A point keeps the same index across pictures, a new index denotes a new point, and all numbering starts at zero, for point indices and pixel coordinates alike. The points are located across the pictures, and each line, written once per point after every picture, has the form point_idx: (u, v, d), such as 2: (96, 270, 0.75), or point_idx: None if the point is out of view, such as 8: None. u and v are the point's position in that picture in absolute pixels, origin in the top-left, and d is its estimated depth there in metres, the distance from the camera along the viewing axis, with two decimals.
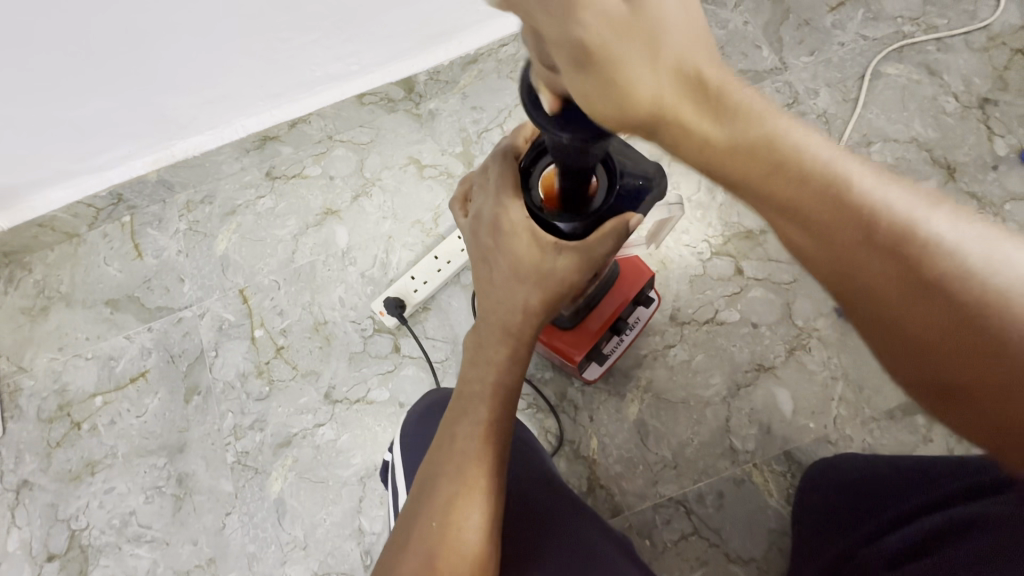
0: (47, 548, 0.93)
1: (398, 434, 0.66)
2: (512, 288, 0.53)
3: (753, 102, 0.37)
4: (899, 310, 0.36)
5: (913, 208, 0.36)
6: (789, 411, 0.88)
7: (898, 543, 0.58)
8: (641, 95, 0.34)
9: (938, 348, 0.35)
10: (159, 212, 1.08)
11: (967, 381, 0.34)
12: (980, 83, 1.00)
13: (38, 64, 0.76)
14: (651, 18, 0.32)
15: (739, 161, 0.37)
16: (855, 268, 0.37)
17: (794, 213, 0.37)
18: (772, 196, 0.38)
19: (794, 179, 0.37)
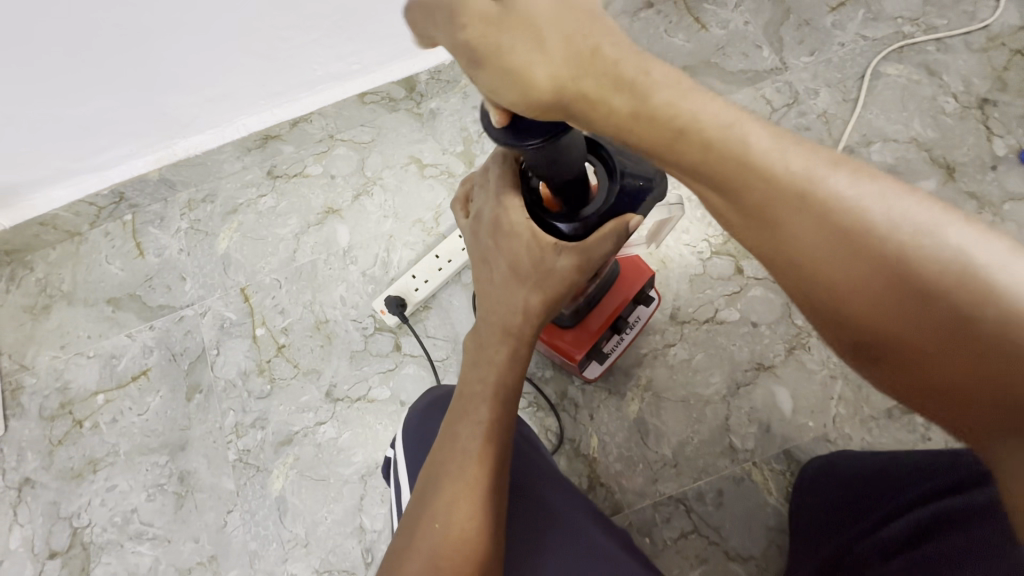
0: (49, 546, 0.94)
1: (399, 433, 0.66)
2: (512, 288, 0.54)
3: (652, 73, 0.41)
4: (816, 265, 0.39)
5: (807, 166, 0.39)
6: (788, 410, 0.89)
7: (893, 535, 0.58)
8: (535, 78, 0.40)
9: (857, 297, 0.39)
10: (160, 211, 1.08)
11: (894, 322, 0.38)
12: (979, 84, 1.01)
13: (40, 61, 0.76)
14: (529, 20, 0.40)
15: (649, 128, 0.41)
16: (772, 228, 0.40)
17: (708, 177, 0.41)
18: (686, 161, 0.41)
19: (732, 167, 0.40)
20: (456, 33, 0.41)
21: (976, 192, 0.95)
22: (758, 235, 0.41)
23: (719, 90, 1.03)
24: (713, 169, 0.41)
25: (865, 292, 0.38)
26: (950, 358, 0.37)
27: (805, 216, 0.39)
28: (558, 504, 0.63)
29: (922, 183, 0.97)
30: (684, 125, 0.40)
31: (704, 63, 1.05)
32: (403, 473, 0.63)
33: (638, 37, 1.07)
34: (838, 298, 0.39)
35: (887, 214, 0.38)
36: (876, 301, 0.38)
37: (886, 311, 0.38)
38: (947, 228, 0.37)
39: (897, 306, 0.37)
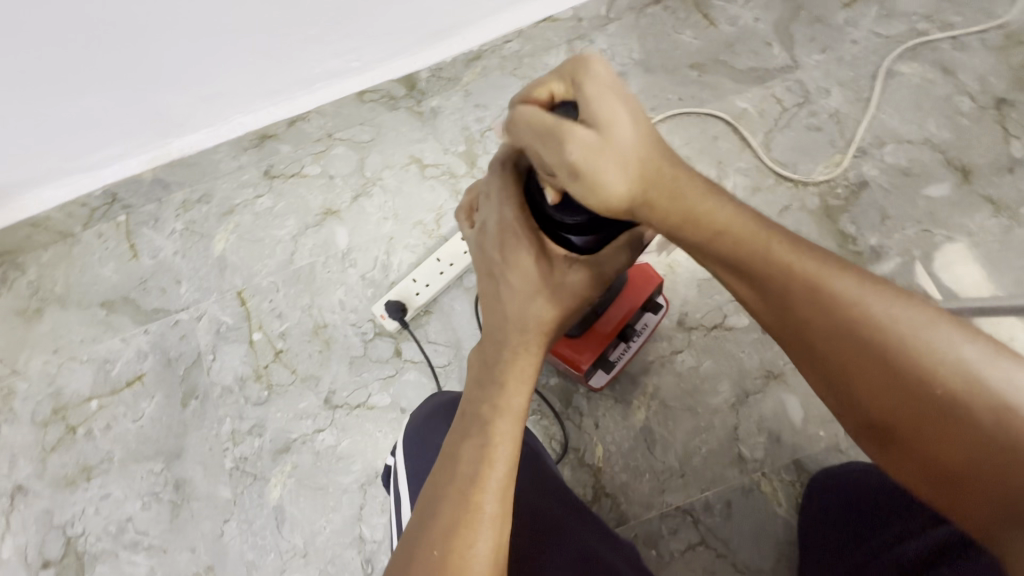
0: (42, 555, 0.92)
1: (402, 442, 0.64)
2: (521, 304, 0.52)
3: (689, 184, 0.46)
4: (834, 360, 0.42)
5: (825, 271, 0.43)
6: (799, 419, 0.87)
7: (916, 550, 0.55)
8: (619, 194, 0.45)
9: (871, 395, 0.41)
10: (155, 211, 1.05)
11: (901, 425, 0.40)
12: (996, 83, 0.98)
13: (27, 61, 0.73)
14: (616, 140, 0.44)
15: (687, 229, 0.46)
16: (793, 322, 0.44)
17: (735, 270, 0.46)
18: (715, 256, 0.46)
19: (745, 258, 0.45)
20: (560, 153, 0.45)
21: (992, 195, 0.93)
22: (774, 318, 0.45)
23: (728, 89, 1.01)
24: (730, 257, 0.45)
25: (874, 385, 0.40)
26: (960, 455, 0.38)
27: (817, 307, 0.42)
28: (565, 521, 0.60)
29: (936, 185, 0.94)
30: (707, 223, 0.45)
31: (713, 61, 1.02)
32: (404, 486, 0.61)
33: (645, 34, 1.04)
34: (849, 383, 0.42)
35: (894, 314, 0.40)
36: (888, 395, 0.40)
37: (893, 404, 0.40)
38: (951, 331, 0.39)
39: (904, 403, 0.39)
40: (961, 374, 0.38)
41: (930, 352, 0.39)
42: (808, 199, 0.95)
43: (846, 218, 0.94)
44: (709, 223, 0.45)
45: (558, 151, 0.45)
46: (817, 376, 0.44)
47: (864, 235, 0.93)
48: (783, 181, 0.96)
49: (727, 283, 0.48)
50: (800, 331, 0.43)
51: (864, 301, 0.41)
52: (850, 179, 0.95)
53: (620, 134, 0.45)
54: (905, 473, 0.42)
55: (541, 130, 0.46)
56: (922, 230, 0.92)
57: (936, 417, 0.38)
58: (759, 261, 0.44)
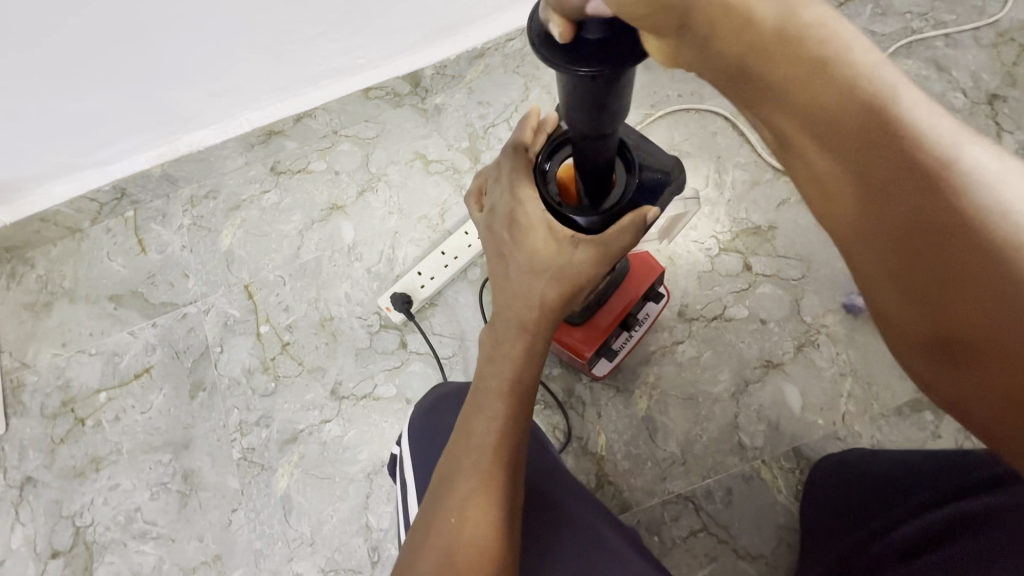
0: (51, 545, 0.93)
1: (408, 426, 0.65)
2: (528, 283, 0.53)
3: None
4: (920, 243, 0.34)
5: (940, 136, 0.34)
6: (798, 408, 0.88)
7: (906, 538, 0.57)
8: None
9: (948, 293, 0.34)
10: (162, 207, 1.07)
11: (973, 336, 0.33)
12: (988, 79, 1.00)
13: (37, 55, 0.75)
14: None
15: (783, 56, 0.33)
16: (885, 192, 0.34)
17: (832, 124, 0.34)
18: (808, 101, 0.34)
19: (845, 112, 0.34)
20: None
21: None
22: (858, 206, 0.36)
23: None
24: (818, 119, 0.34)
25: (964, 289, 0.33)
26: None
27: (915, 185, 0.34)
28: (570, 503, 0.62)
29: None
30: (816, 51, 0.33)
31: None
32: (409, 471, 0.62)
33: None
34: (934, 277, 0.34)
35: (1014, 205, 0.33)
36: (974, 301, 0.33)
37: (968, 309, 0.33)
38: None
39: (994, 314, 0.32)
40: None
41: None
42: None
43: None
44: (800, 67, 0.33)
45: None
46: (886, 265, 0.36)
47: None
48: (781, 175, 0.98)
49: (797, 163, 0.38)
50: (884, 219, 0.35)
51: (979, 184, 0.33)
52: None
53: None
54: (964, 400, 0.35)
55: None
56: None
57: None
58: (863, 127, 0.34)
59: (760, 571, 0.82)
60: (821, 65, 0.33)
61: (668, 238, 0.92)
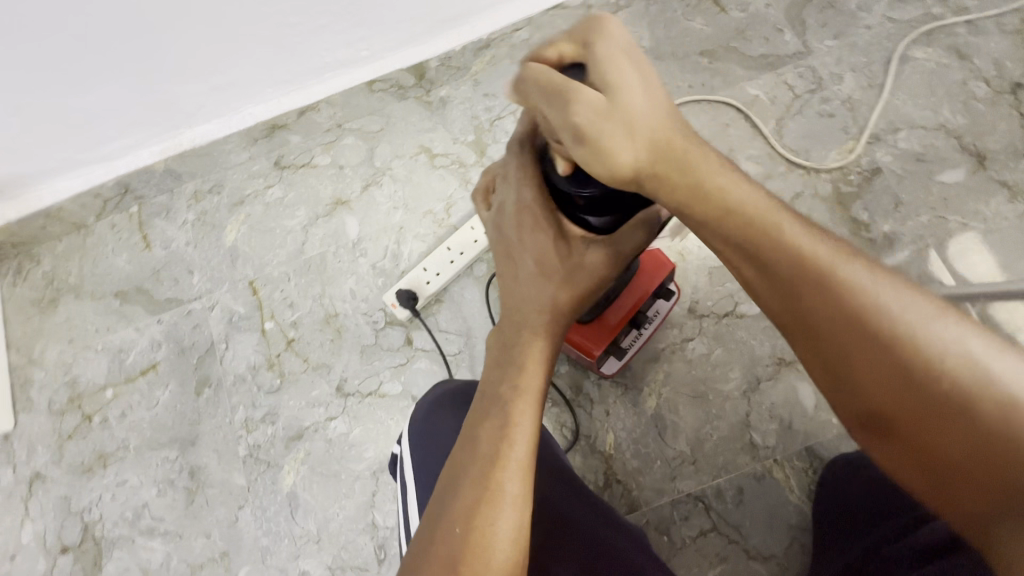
0: (60, 540, 0.93)
1: (408, 427, 0.64)
2: (539, 284, 0.53)
3: (700, 160, 0.44)
4: (839, 349, 0.41)
5: (834, 257, 0.42)
6: (811, 406, 0.86)
7: (929, 540, 0.55)
8: (625, 161, 0.42)
9: (866, 387, 0.40)
10: (168, 203, 1.05)
11: (894, 420, 0.40)
12: (1012, 67, 0.97)
13: (46, 51, 0.74)
14: (624, 107, 0.41)
15: (698, 203, 0.44)
16: (802, 306, 0.42)
17: (750, 251, 0.44)
18: (726, 234, 0.44)
19: (755, 239, 0.43)
20: (566, 113, 0.42)
21: (1008, 180, 0.92)
22: (782, 307, 0.43)
23: (740, 76, 1.00)
24: (745, 244, 0.44)
25: (880, 379, 0.39)
26: (959, 455, 0.37)
27: (822, 290, 0.41)
28: (579, 514, 0.60)
29: (950, 172, 0.93)
30: (722, 199, 0.44)
31: (724, 47, 1.01)
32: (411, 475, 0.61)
33: (655, 21, 1.02)
34: (853, 374, 0.41)
35: (903, 306, 0.39)
36: (887, 388, 0.39)
37: (883, 398, 0.40)
38: (956, 325, 0.39)
39: (911, 404, 0.38)
40: (971, 368, 0.37)
41: (940, 351, 0.38)
42: (821, 186, 0.94)
43: (858, 204, 0.93)
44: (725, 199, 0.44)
45: (563, 112, 0.42)
46: (817, 369, 0.43)
47: (877, 222, 0.92)
48: (795, 168, 0.95)
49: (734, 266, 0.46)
50: (807, 319, 0.42)
51: (874, 290, 0.40)
52: (862, 165, 0.95)
53: (629, 102, 0.42)
54: (899, 472, 0.41)
55: (549, 89, 0.43)
56: (935, 216, 0.91)
57: (936, 408, 0.38)
58: (774, 246, 0.43)
59: (772, 572, 0.81)
60: (728, 208, 0.44)
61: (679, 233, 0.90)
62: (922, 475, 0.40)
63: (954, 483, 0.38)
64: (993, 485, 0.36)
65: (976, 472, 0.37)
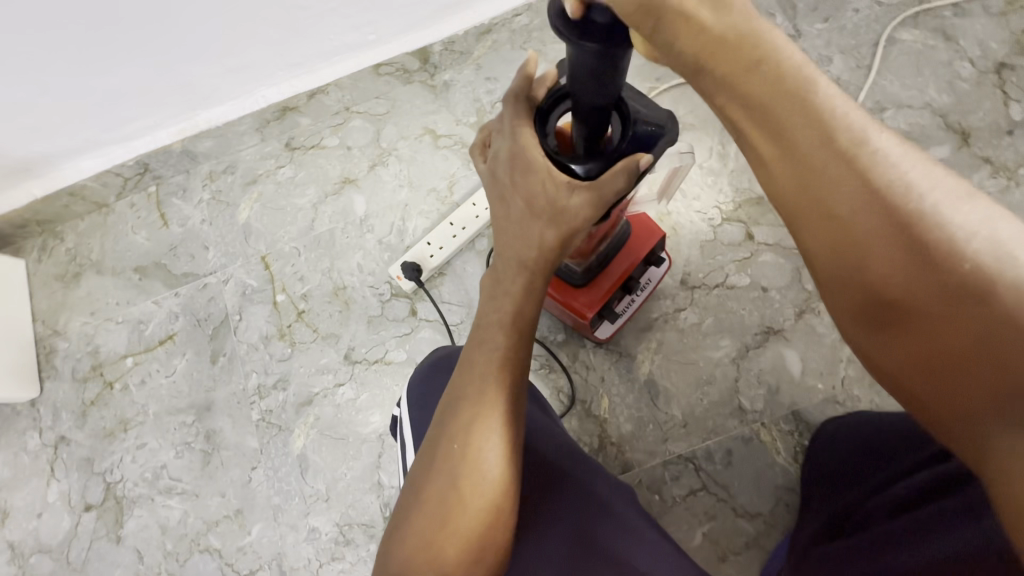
0: (84, 499, 0.98)
1: (404, 391, 0.68)
2: (528, 223, 0.56)
3: (741, 16, 0.41)
4: (851, 216, 0.40)
5: (863, 127, 0.40)
6: (797, 372, 0.90)
7: (900, 493, 0.60)
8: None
9: (880, 256, 0.40)
10: (183, 182, 1.11)
11: (905, 291, 0.39)
12: (996, 48, 1.00)
13: (62, 29, 0.77)
14: None
15: (727, 62, 0.41)
16: (823, 175, 0.40)
17: (769, 122, 0.41)
18: (749, 100, 0.41)
19: (782, 107, 0.41)
20: None
21: (990, 156, 0.95)
22: (799, 181, 0.41)
23: None
24: (766, 111, 0.41)
25: (894, 248, 0.39)
26: (961, 333, 0.37)
27: (851, 169, 0.40)
28: (572, 471, 0.63)
29: (936, 149, 0.96)
30: (755, 61, 0.41)
31: None
32: (408, 434, 0.65)
33: None
34: (865, 246, 0.40)
35: (930, 185, 0.39)
36: (903, 260, 0.39)
37: (899, 268, 0.39)
38: (979, 209, 0.38)
39: (921, 273, 0.38)
40: (986, 247, 0.37)
41: (955, 228, 0.38)
42: None
43: None
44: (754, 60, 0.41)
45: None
46: (826, 238, 0.42)
47: None
48: None
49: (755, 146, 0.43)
50: (824, 197, 0.41)
51: (898, 164, 0.39)
52: None
53: None
54: (891, 350, 0.41)
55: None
56: None
57: (951, 290, 0.38)
58: (807, 119, 0.40)
59: (759, 529, 0.85)
60: (760, 70, 0.41)
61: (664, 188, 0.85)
62: (918, 349, 0.40)
63: (952, 365, 0.38)
64: (991, 371, 0.36)
65: (975, 357, 0.37)
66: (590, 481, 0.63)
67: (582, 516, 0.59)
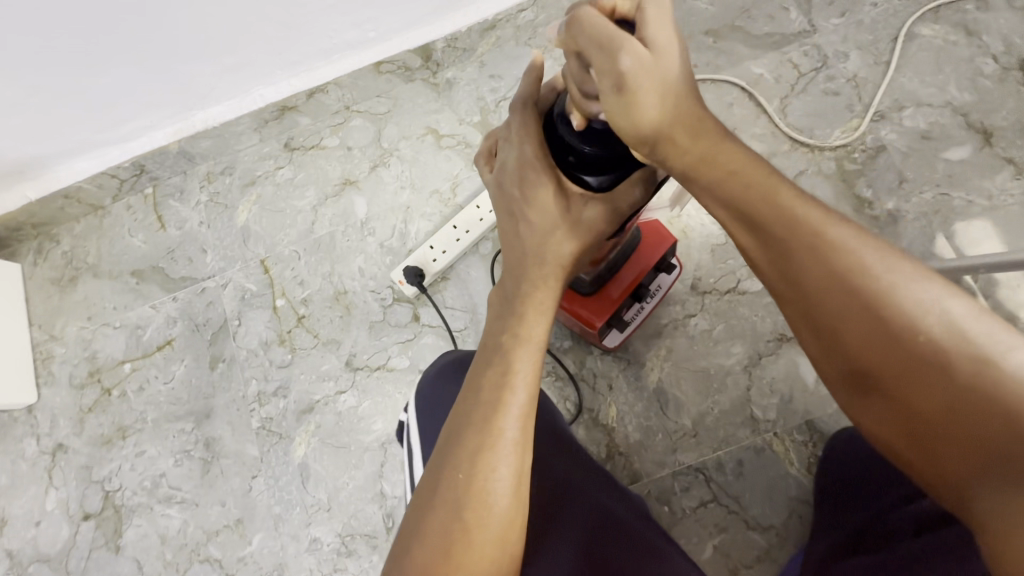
0: (83, 508, 0.97)
1: (412, 398, 0.66)
2: (540, 238, 0.54)
3: (708, 128, 0.47)
4: (823, 304, 0.44)
5: (823, 222, 0.44)
6: (811, 381, 0.88)
7: (924, 511, 0.57)
8: (647, 112, 0.44)
9: (848, 340, 0.43)
10: (180, 184, 1.08)
11: (877, 370, 0.43)
12: (1020, 44, 0.97)
13: (56, 31, 0.74)
14: (661, 68, 0.44)
15: (700, 167, 0.47)
16: (795, 269, 0.45)
17: (745, 218, 0.46)
18: (727, 199, 0.46)
19: (753, 203, 0.46)
20: (612, 61, 0.42)
21: (1013, 157, 0.92)
22: (778, 275, 0.46)
23: (744, 55, 1.00)
24: (741, 208, 0.46)
25: (860, 333, 0.43)
26: (933, 403, 0.40)
27: (818, 260, 0.44)
28: (580, 487, 0.61)
29: (956, 149, 0.93)
30: (726, 165, 0.46)
31: (730, 26, 1.00)
32: (414, 442, 0.64)
33: None
34: (837, 331, 0.44)
35: (886, 269, 0.42)
36: (872, 341, 0.42)
37: (867, 350, 0.43)
38: (935, 288, 0.41)
39: (888, 353, 0.42)
40: (943, 323, 0.40)
41: (914, 309, 0.41)
42: (825, 163, 0.95)
43: (863, 182, 0.93)
44: (721, 162, 0.47)
45: (610, 62, 0.42)
46: (804, 325, 0.46)
47: (881, 199, 0.92)
48: (799, 146, 0.95)
49: (735, 237, 0.48)
50: (799, 286, 0.45)
51: (857, 253, 0.43)
52: (867, 143, 0.95)
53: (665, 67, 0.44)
54: (879, 424, 0.44)
55: (600, 37, 0.42)
56: (940, 193, 0.92)
57: (915, 366, 0.41)
58: (772, 214, 0.45)
59: (771, 542, 0.83)
60: (730, 173, 0.46)
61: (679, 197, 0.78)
62: (901, 423, 0.43)
63: (933, 434, 0.41)
64: (969, 439, 0.39)
65: (955, 426, 0.40)
66: (599, 496, 0.61)
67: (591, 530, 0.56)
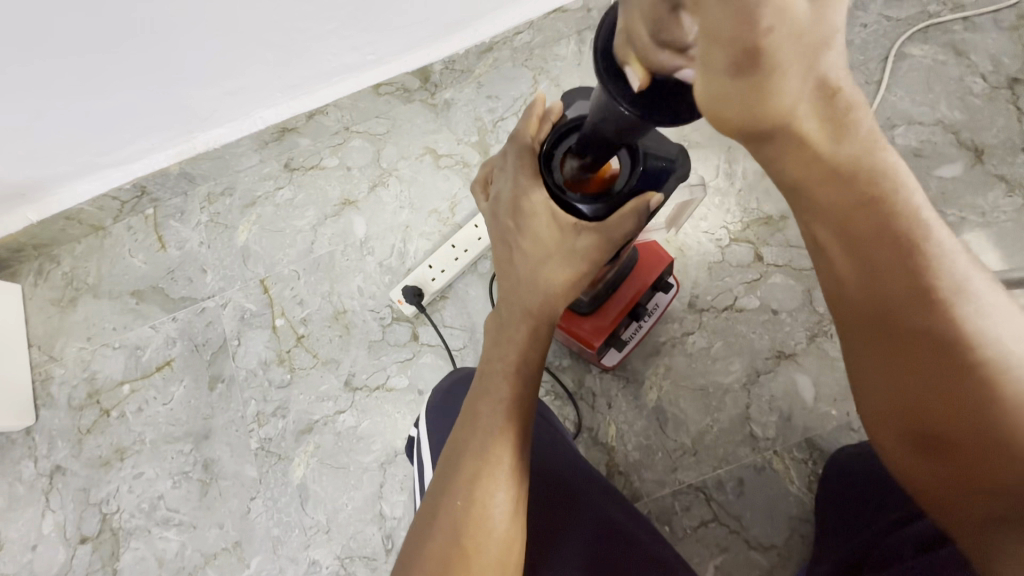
0: (80, 531, 0.96)
1: (421, 413, 0.67)
2: (533, 267, 0.54)
3: (863, 136, 0.39)
4: (913, 336, 0.40)
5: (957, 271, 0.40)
6: (810, 399, 0.88)
7: (925, 529, 0.56)
8: (775, 96, 0.32)
9: (933, 387, 0.39)
10: (181, 204, 1.09)
11: (945, 425, 0.39)
12: (1008, 63, 0.98)
13: (61, 57, 0.76)
14: (820, 36, 0.30)
15: (823, 176, 0.39)
16: (891, 299, 0.41)
17: (850, 239, 0.41)
18: (840, 220, 0.41)
19: (868, 230, 0.40)
20: (745, 18, 0.27)
21: (1004, 174, 0.93)
22: (863, 295, 0.42)
23: None
24: (850, 227, 0.41)
25: (936, 382, 0.39)
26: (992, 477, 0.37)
27: (916, 299, 0.40)
28: (588, 497, 0.59)
29: (948, 166, 0.94)
30: (862, 183, 0.40)
31: None
32: (425, 453, 0.64)
33: None
34: (916, 371, 0.40)
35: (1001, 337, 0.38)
36: (941, 399, 0.39)
37: (934, 399, 0.39)
38: None
39: (958, 413, 0.39)
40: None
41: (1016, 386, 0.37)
42: None
43: None
44: (848, 180, 0.39)
45: (742, 20, 0.27)
46: (881, 348, 0.42)
47: None
48: None
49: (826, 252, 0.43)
50: (883, 313, 0.41)
51: (973, 308, 0.39)
52: None
53: (823, 30, 0.31)
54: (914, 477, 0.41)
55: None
56: (933, 210, 0.93)
57: (982, 437, 0.38)
58: (896, 256, 0.40)
59: (772, 562, 0.82)
60: (865, 195, 0.40)
61: (677, 220, 0.80)
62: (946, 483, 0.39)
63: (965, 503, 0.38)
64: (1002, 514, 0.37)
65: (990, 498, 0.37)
66: (609, 506, 0.59)
67: (593, 548, 0.56)
